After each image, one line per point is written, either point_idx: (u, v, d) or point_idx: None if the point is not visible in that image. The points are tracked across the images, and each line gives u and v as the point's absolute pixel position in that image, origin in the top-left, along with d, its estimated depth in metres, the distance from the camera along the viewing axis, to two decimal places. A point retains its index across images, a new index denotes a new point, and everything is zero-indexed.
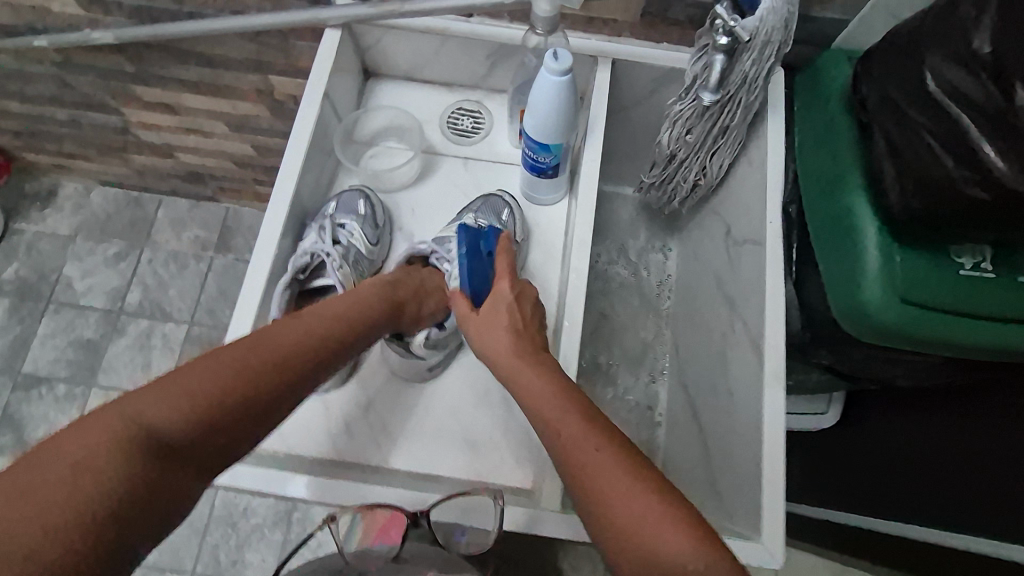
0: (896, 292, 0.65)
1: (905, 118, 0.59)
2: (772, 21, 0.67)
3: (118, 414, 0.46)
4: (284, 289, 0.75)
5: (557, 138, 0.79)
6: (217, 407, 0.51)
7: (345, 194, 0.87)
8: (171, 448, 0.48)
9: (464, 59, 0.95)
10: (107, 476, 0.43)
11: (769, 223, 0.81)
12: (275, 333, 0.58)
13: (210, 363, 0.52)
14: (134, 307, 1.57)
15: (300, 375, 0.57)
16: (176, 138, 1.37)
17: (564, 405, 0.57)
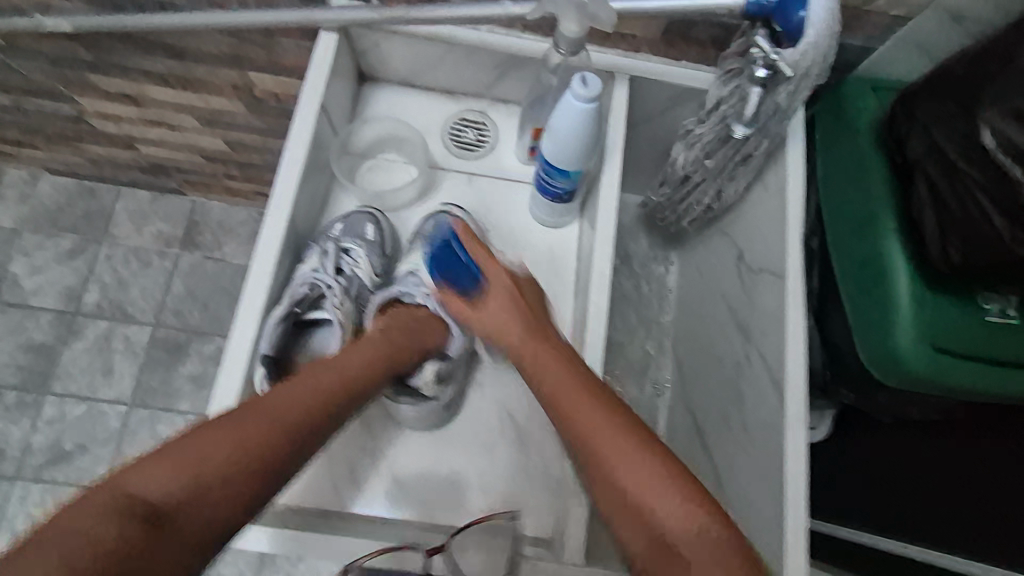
0: (927, 341, 0.64)
1: (955, 171, 0.58)
2: (813, 54, 0.66)
3: (117, 488, 0.48)
4: (278, 322, 0.69)
5: (576, 164, 0.74)
6: (209, 479, 0.50)
7: (352, 215, 0.82)
8: (166, 518, 0.48)
9: (469, 68, 0.89)
10: (82, 550, 0.44)
11: (790, 256, 0.79)
12: (280, 391, 0.58)
13: (210, 430, 0.53)
14: (91, 308, 1.45)
15: (297, 444, 0.56)
16: (139, 130, 1.25)
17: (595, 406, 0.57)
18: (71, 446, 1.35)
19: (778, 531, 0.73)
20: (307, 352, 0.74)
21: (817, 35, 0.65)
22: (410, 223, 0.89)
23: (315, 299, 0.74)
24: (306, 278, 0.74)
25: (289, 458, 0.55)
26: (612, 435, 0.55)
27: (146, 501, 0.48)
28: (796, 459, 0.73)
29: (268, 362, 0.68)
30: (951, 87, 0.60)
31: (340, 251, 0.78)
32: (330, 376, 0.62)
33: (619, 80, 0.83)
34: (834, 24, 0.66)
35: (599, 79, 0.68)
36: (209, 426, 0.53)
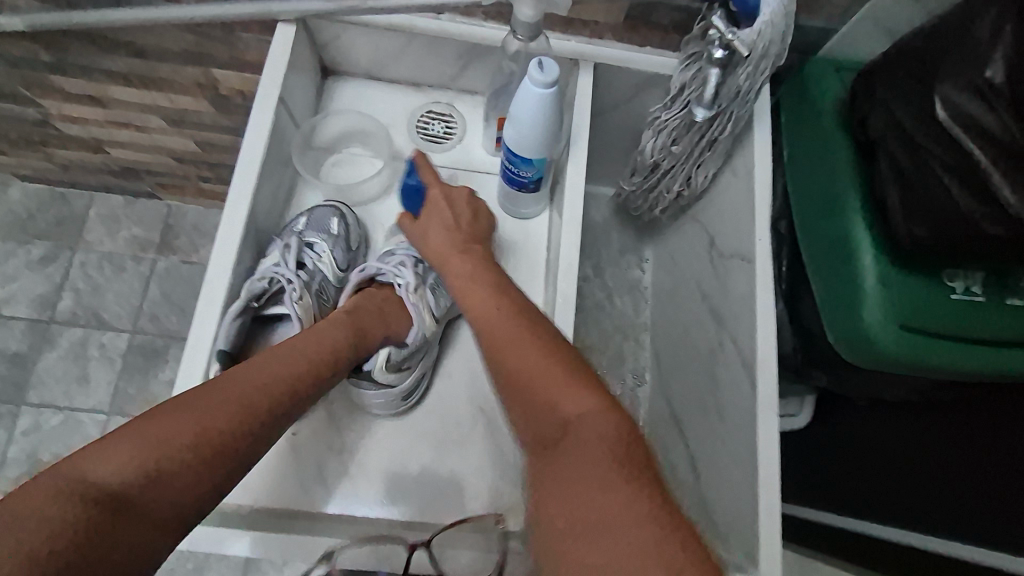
0: (894, 318, 0.64)
1: (914, 145, 0.58)
2: (770, 34, 0.65)
3: (76, 467, 0.46)
4: (233, 317, 0.67)
5: (540, 151, 0.73)
6: (174, 459, 0.50)
7: (318, 209, 0.80)
8: (131, 502, 0.47)
9: (433, 59, 0.87)
10: (47, 527, 0.42)
11: (758, 240, 0.78)
12: (248, 373, 0.58)
13: (175, 412, 0.52)
14: (65, 316, 1.42)
15: (267, 421, 0.57)
16: (104, 132, 1.23)
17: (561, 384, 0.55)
18: (47, 457, 1.33)
19: (752, 515, 0.72)
20: (265, 349, 0.73)
21: (772, 14, 0.64)
22: (378, 217, 0.87)
23: (274, 294, 0.73)
24: (266, 272, 0.72)
25: (260, 434, 0.56)
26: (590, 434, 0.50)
27: (103, 483, 0.46)
28: (769, 445, 0.73)
29: (224, 358, 0.66)
30: (908, 63, 0.60)
31: (304, 246, 0.77)
32: (297, 360, 0.62)
33: (584, 67, 0.82)
34: (789, 3, 0.65)
35: (557, 64, 0.67)
36: (175, 407, 0.53)
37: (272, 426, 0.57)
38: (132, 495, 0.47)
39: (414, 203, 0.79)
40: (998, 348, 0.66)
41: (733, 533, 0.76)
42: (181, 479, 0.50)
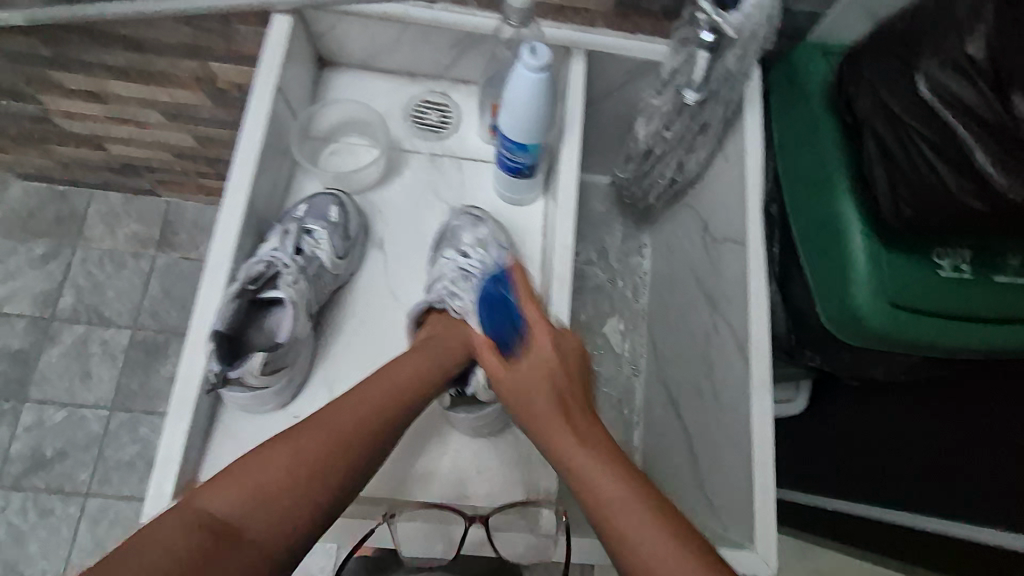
0: (883, 297, 0.65)
1: (900, 125, 0.59)
2: (757, 17, 0.68)
3: (189, 508, 0.52)
4: (232, 298, 0.68)
5: (534, 137, 0.74)
6: (270, 491, 0.54)
7: (318, 197, 0.81)
8: (232, 531, 0.51)
9: (428, 48, 0.88)
10: (161, 554, 0.48)
11: (751, 223, 0.79)
12: (330, 412, 0.60)
13: (273, 451, 0.56)
14: (67, 313, 1.43)
15: (360, 455, 0.58)
16: (104, 128, 1.23)
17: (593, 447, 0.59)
18: (50, 452, 1.34)
19: (746, 491, 0.73)
20: (262, 333, 0.73)
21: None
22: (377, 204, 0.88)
23: (271, 278, 0.74)
24: (263, 257, 0.73)
25: (359, 465, 0.58)
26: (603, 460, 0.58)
27: (213, 515, 0.52)
28: (762, 422, 0.74)
29: (219, 339, 0.67)
30: (892, 43, 0.61)
31: (302, 232, 0.78)
32: (365, 405, 0.61)
33: (576, 54, 0.83)
34: None
35: (549, 48, 0.68)
36: (275, 443, 0.57)
37: (363, 467, 0.58)
38: (237, 528, 0.52)
39: (501, 330, 0.70)
40: (985, 325, 0.67)
41: (728, 512, 0.77)
42: (279, 524, 0.53)
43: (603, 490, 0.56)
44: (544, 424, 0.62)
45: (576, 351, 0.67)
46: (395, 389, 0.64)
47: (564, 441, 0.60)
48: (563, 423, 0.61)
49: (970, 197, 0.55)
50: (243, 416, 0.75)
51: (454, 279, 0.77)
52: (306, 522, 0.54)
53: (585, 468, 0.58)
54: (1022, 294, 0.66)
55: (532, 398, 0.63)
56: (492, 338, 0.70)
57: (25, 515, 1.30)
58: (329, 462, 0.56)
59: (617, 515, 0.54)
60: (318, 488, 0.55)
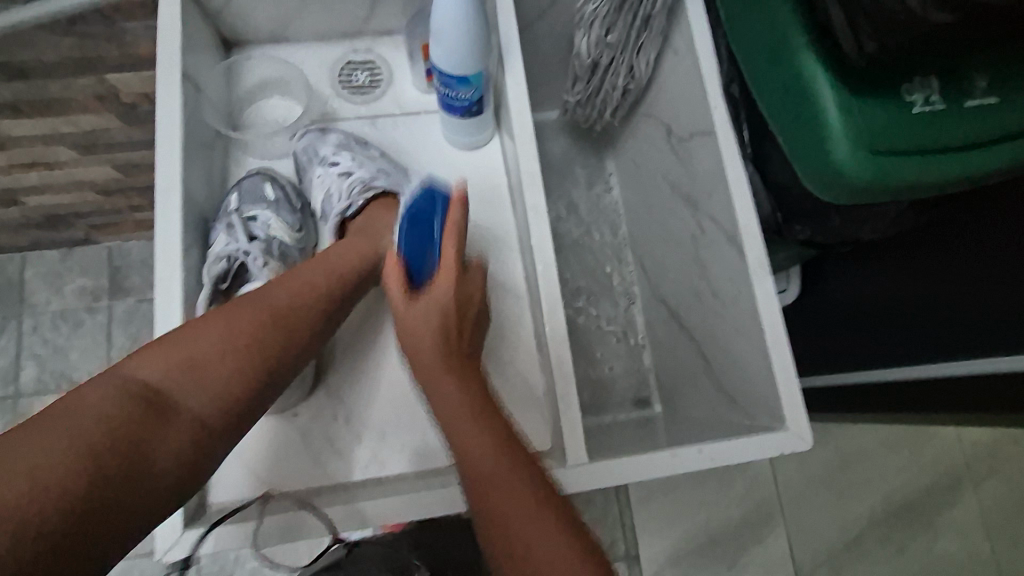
0: (863, 146, 0.63)
1: None
2: None
3: (122, 376, 0.50)
4: (208, 305, 0.65)
5: (474, 65, 0.69)
6: (203, 361, 0.53)
7: (245, 181, 0.76)
8: (165, 398, 0.50)
9: (337, 3, 0.81)
10: (93, 416, 0.46)
11: (714, 109, 0.76)
12: (265, 290, 0.60)
13: (209, 322, 0.55)
14: (33, 386, 1.33)
15: (296, 323, 0.59)
16: (13, 178, 1.11)
17: (492, 436, 0.53)
18: None
19: (769, 376, 0.72)
20: None
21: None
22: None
23: (238, 273, 0.70)
24: (220, 253, 0.69)
25: (301, 336, 0.59)
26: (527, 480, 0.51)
27: (148, 383, 0.51)
28: (769, 306, 0.72)
29: None
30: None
31: (247, 220, 0.73)
32: (299, 283, 0.62)
33: None
34: None
35: None
36: (210, 316, 0.56)
37: (301, 335, 0.59)
38: (170, 402, 0.50)
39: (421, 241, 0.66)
40: (967, 152, 0.65)
41: (755, 403, 0.76)
42: (205, 406, 0.52)
43: (500, 503, 0.50)
44: (467, 433, 0.53)
45: (471, 297, 0.63)
46: (334, 274, 0.65)
47: (453, 398, 0.55)
48: (443, 375, 0.57)
49: (936, 11, 0.53)
50: None
51: (365, 176, 0.77)
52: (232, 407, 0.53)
53: (493, 476, 0.51)
54: (995, 113, 0.64)
55: (421, 339, 0.59)
56: (417, 305, 0.61)
57: None
58: (267, 330, 0.57)
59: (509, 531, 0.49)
60: (252, 362, 0.55)
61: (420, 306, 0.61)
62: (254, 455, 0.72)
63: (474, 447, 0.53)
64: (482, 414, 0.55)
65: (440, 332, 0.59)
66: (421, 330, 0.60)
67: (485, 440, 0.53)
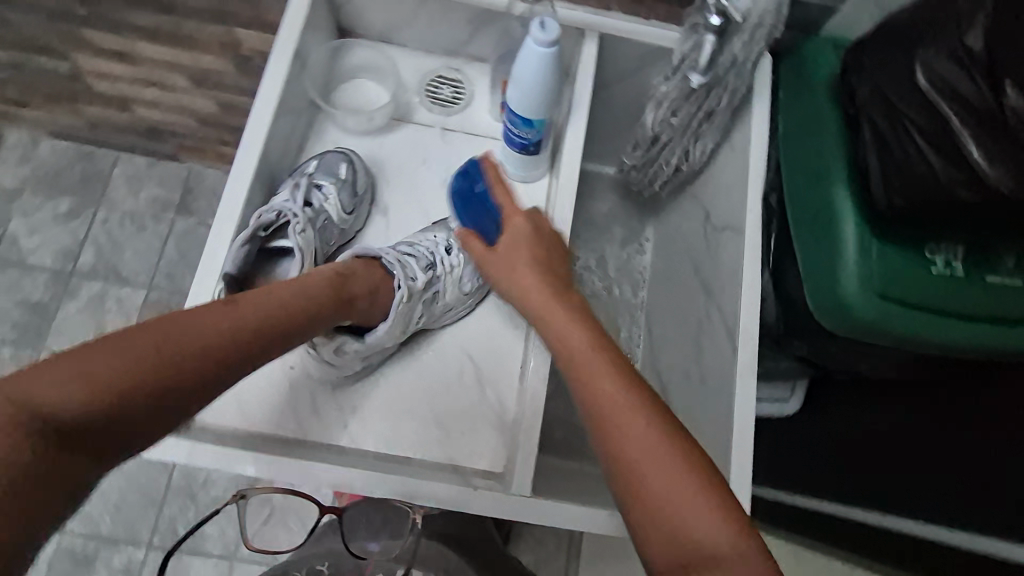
0: (873, 288, 0.67)
1: (895, 113, 0.62)
2: (763, 4, 0.74)
3: (31, 390, 0.39)
4: (243, 243, 0.72)
5: (541, 112, 0.76)
6: (164, 378, 0.45)
7: (329, 155, 0.85)
8: (102, 419, 0.42)
9: (443, 24, 0.91)
10: (19, 434, 0.37)
11: (748, 213, 0.81)
12: (231, 305, 0.53)
13: (164, 330, 0.47)
14: (87, 269, 1.35)
15: (260, 347, 0.54)
16: (133, 90, 1.23)
17: (633, 401, 0.52)
18: None
19: (726, 473, 0.75)
20: (271, 279, 0.76)
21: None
22: (386, 152, 0.92)
23: (280, 228, 0.77)
24: (275, 206, 0.77)
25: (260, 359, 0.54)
26: (677, 464, 0.48)
27: (69, 404, 0.40)
28: (742, 409, 0.75)
29: (229, 280, 0.70)
30: (883, 41, 0.65)
31: (313, 187, 0.82)
32: (269, 304, 0.57)
33: (590, 38, 0.85)
34: None
35: (558, 24, 0.70)
36: (165, 323, 0.48)
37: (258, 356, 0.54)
38: (118, 422, 0.43)
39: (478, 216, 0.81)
40: (974, 323, 0.68)
41: None
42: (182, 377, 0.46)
43: (639, 454, 0.49)
44: (571, 336, 0.59)
45: (538, 230, 0.72)
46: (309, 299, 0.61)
47: (573, 334, 0.59)
48: (557, 309, 0.63)
49: (962, 186, 0.58)
50: None
51: None
52: (213, 384, 0.49)
53: (643, 441, 0.49)
54: (1011, 296, 0.66)
55: (527, 278, 0.67)
56: (504, 247, 0.71)
57: None
58: (234, 356, 0.51)
59: (647, 481, 0.48)
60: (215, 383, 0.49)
61: (501, 254, 0.71)
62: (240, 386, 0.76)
63: (628, 425, 0.50)
64: (561, 317, 0.62)
65: (535, 262, 0.68)
66: (512, 258, 0.70)
67: (623, 398, 0.52)
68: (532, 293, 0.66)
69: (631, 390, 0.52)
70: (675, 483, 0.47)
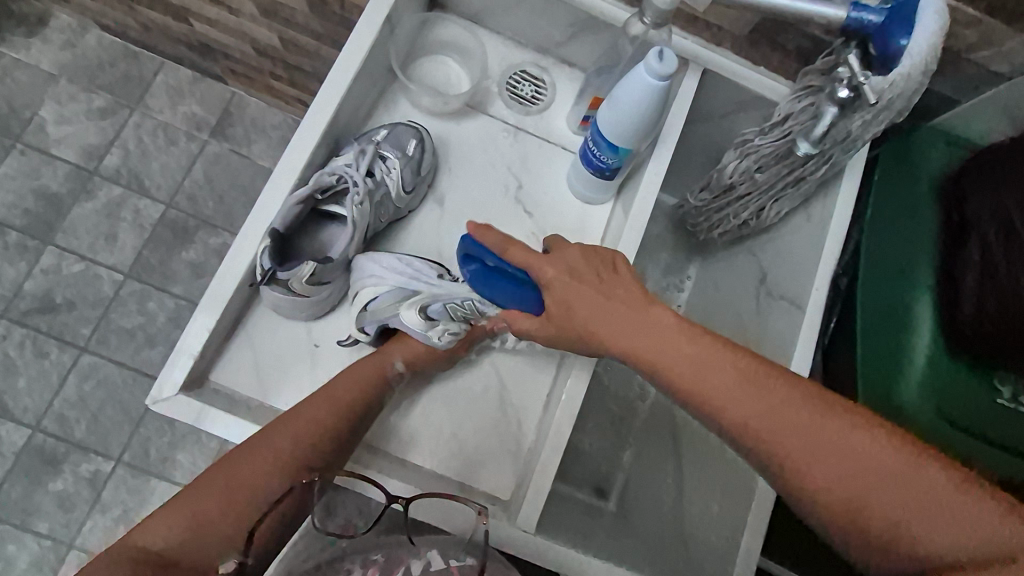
0: (932, 405, 0.64)
1: (1015, 235, 0.61)
2: (901, 89, 0.61)
3: (220, 483, 0.55)
4: (297, 203, 0.69)
5: (628, 142, 0.72)
6: (294, 445, 0.59)
7: (400, 127, 0.80)
8: (262, 486, 0.56)
9: (542, 21, 0.86)
10: (204, 519, 0.53)
11: (813, 292, 0.79)
12: (351, 372, 0.67)
13: (295, 413, 0.61)
14: (111, 172, 1.26)
15: (373, 396, 0.66)
16: (196, 5, 1.08)
17: (784, 385, 0.50)
18: (60, 301, 1.19)
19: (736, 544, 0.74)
20: (316, 241, 0.74)
21: (926, 43, 0.59)
22: (455, 138, 0.88)
23: (338, 193, 0.73)
24: (336, 169, 0.73)
25: (375, 403, 0.66)
26: (886, 443, 0.46)
27: (245, 486, 0.55)
28: None
29: (275, 238, 0.68)
30: (998, 156, 0.66)
31: (377, 156, 0.76)
32: (378, 365, 0.68)
33: (691, 70, 0.81)
34: (933, 58, 0.60)
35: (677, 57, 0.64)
36: (295, 407, 0.62)
37: (374, 405, 0.66)
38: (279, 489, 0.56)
39: (506, 294, 0.66)
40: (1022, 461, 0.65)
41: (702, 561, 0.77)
42: (287, 469, 0.57)
43: (847, 450, 0.46)
44: (700, 363, 0.52)
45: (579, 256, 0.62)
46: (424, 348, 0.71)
47: (707, 351, 0.53)
48: (682, 337, 0.54)
49: None
50: (272, 323, 0.75)
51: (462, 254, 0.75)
52: (295, 460, 0.58)
53: (829, 428, 0.47)
54: None
55: (594, 293, 0.59)
56: (552, 275, 0.61)
57: (21, 351, 1.17)
58: (352, 410, 0.64)
59: (865, 497, 0.45)
60: (341, 435, 0.62)
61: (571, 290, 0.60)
62: (265, 351, 0.74)
63: (809, 457, 0.47)
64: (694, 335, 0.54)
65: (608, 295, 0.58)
66: (582, 291, 0.59)
67: (790, 394, 0.50)
68: (622, 339, 0.56)
69: (844, 411, 0.48)
70: (909, 484, 0.44)
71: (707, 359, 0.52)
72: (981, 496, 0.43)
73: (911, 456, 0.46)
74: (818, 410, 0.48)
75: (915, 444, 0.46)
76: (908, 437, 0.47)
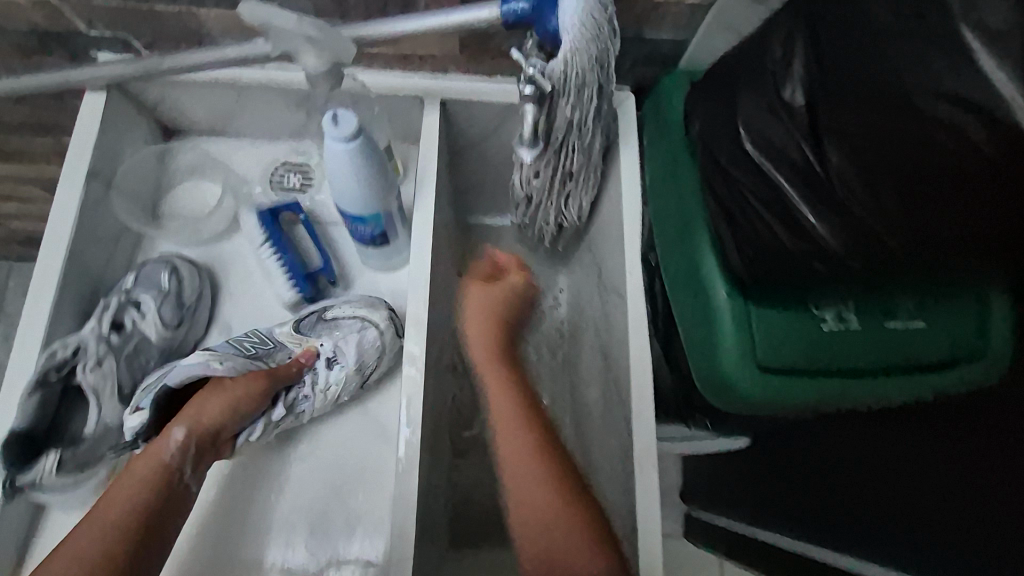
0: (753, 355, 0.61)
1: (728, 176, 0.63)
2: (580, 64, 0.57)
3: None
4: (30, 397, 0.63)
5: (370, 206, 0.66)
6: (85, 558, 0.56)
7: (147, 265, 0.72)
8: None
9: (274, 111, 0.82)
10: None
11: (631, 276, 0.72)
12: (139, 466, 0.63)
13: (80, 526, 0.58)
14: None
15: (171, 479, 0.63)
16: None
17: (531, 467, 0.65)
18: None
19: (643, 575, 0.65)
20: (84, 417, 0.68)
21: (577, 14, 0.56)
22: (227, 258, 0.80)
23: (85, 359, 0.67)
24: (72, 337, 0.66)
25: (179, 483, 0.64)
26: (573, 532, 0.61)
27: None
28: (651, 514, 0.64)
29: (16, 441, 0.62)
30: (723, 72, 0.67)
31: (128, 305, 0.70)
32: (169, 448, 0.64)
33: (430, 105, 0.77)
34: (595, 21, 0.56)
35: (353, 114, 0.59)
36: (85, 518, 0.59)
37: (175, 484, 0.63)
38: None
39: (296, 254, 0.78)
40: (875, 377, 0.62)
41: None
42: None
43: (539, 510, 0.63)
44: (499, 409, 0.70)
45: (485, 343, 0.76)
46: (224, 412, 0.67)
47: (504, 403, 0.70)
48: (497, 389, 0.72)
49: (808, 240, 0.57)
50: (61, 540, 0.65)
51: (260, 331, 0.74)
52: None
53: (519, 480, 0.65)
54: (912, 341, 0.62)
55: (477, 352, 0.75)
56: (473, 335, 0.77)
57: None
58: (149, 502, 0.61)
59: (530, 519, 0.63)
60: (143, 530, 0.60)
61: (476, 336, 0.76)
62: None
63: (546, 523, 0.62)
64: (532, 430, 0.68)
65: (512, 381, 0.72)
66: (480, 331, 0.76)
67: (530, 471, 0.65)
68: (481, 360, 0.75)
69: (542, 477, 0.64)
70: (572, 545, 0.60)
71: (511, 412, 0.68)
72: (611, 559, 0.59)
73: (574, 512, 0.62)
74: (569, 521, 0.62)
75: (596, 545, 0.60)
76: (574, 490, 0.64)
